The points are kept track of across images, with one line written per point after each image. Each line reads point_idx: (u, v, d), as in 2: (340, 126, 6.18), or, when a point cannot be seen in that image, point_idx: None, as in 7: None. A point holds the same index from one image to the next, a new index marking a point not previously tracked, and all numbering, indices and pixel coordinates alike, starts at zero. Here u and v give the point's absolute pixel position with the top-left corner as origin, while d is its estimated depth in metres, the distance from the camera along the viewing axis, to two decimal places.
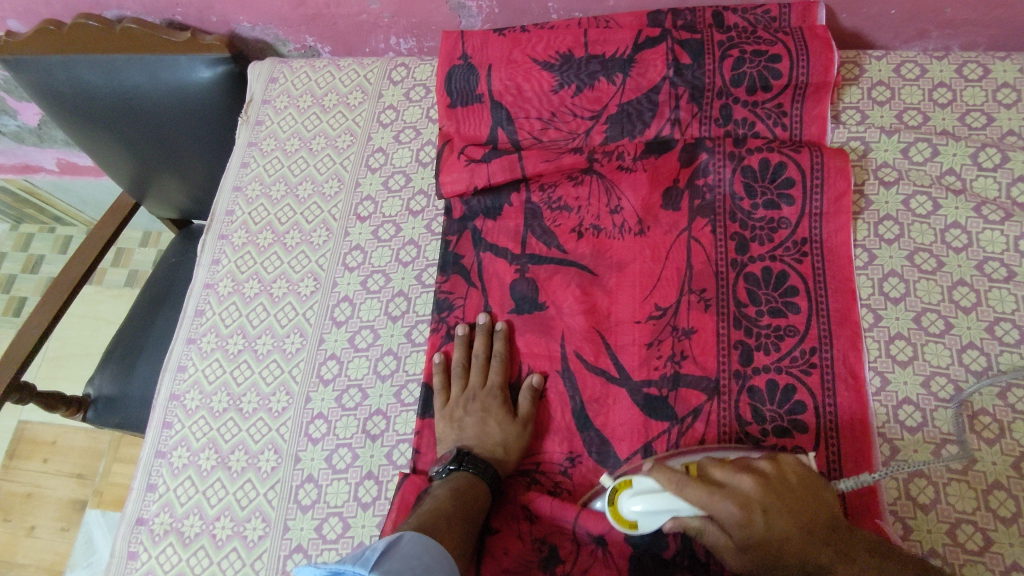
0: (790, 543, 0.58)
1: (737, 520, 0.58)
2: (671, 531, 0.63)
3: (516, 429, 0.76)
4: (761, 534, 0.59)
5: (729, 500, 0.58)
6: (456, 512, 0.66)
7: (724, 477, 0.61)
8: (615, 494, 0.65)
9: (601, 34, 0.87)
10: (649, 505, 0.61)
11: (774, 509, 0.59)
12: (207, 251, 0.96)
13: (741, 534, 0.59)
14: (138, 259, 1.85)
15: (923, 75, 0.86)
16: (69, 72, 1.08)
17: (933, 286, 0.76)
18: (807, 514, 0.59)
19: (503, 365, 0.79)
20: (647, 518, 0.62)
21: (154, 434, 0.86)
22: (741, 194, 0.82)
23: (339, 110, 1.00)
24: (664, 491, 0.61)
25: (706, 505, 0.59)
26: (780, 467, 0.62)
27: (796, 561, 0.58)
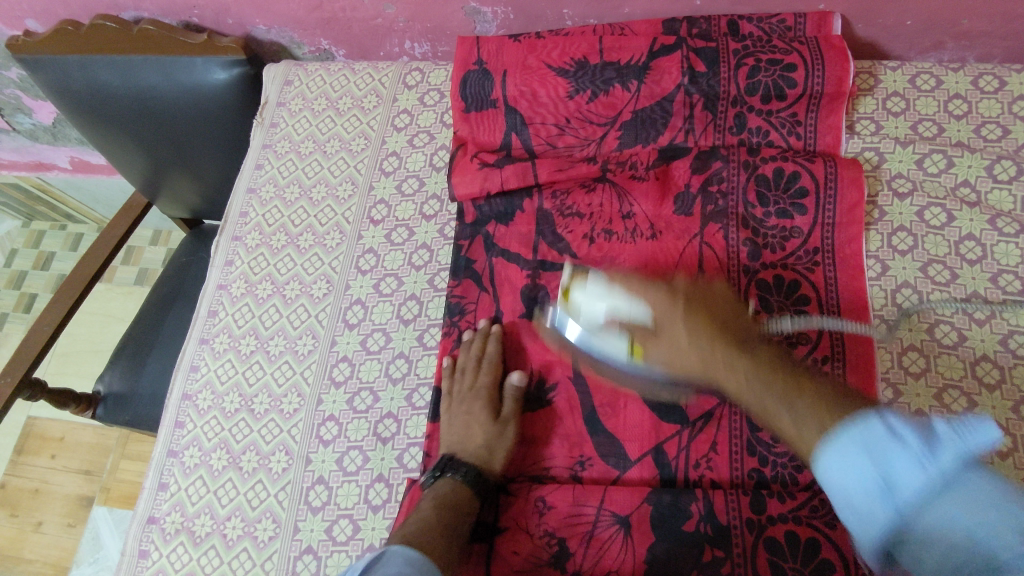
0: (692, 348, 0.68)
1: (655, 304, 0.71)
2: (609, 336, 0.72)
3: (498, 431, 0.77)
4: (669, 327, 0.70)
5: (660, 296, 0.72)
6: (439, 524, 0.67)
7: (659, 283, 0.73)
8: (569, 284, 0.76)
9: (616, 41, 0.88)
10: (591, 300, 0.73)
11: (693, 308, 0.70)
12: (220, 252, 0.96)
13: (664, 324, 0.70)
14: (148, 257, 1.86)
15: (939, 86, 0.86)
16: (85, 71, 1.09)
17: (947, 298, 0.76)
18: (726, 315, 0.70)
19: (492, 368, 0.80)
20: (590, 302, 0.73)
21: (166, 434, 0.86)
22: (754, 203, 0.82)
23: (353, 113, 1.01)
24: (618, 290, 0.73)
25: (637, 294, 0.72)
26: (713, 284, 0.73)
27: (708, 347, 0.67)
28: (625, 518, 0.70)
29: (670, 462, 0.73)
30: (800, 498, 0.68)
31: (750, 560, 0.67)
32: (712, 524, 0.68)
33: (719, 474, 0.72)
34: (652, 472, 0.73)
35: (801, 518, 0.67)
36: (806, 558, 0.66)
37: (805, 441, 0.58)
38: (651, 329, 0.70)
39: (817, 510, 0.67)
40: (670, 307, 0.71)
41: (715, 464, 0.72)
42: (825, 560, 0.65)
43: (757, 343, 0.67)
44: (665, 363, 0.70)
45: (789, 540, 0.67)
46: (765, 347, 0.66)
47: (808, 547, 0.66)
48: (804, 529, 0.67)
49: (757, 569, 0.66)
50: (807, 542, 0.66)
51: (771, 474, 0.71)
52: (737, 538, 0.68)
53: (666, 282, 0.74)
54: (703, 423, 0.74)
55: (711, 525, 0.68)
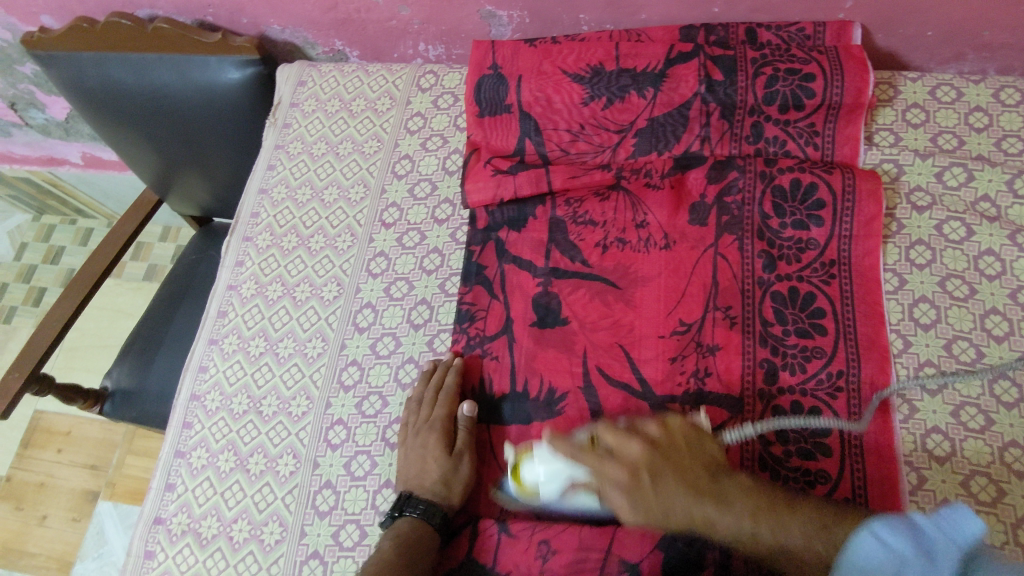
0: (670, 508, 0.62)
1: (625, 468, 0.64)
2: (568, 496, 0.68)
3: (454, 465, 0.75)
4: (657, 488, 0.62)
5: (622, 486, 0.63)
6: (396, 567, 0.67)
7: (614, 442, 0.66)
8: (518, 463, 0.70)
9: (632, 48, 0.87)
10: (551, 472, 0.67)
11: (662, 453, 0.65)
12: (231, 253, 0.96)
13: (636, 500, 0.63)
14: (157, 254, 1.86)
15: (959, 99, 0.85)
16: (99, 68, 1.09)
17: (965, 313, 0.75)
18: (689, 468, 0.64)
19: (448, 399, 0.78)
20: (546, 479, 0.67)
21: (173, 434, 0.86)
22: (770, 214, 0.81)
23: (367, 115, 1.00)
24: (560, 458, 0.66)
25: (593, 462, 0.65)
26: (666, 431, 0.67)
27: (690, 508, 0.62)
28: (634, 565, 0.68)
29: None
30: None
31: None
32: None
33: None
34: None
35: None
36: None
37: (813, 550, 0.58)
38: (613, 504, 0.64)
39: None
40: (638, 473, 0.63)
41: None
42: None
43: (726, 476, 0.63)
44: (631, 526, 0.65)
45: None
46: (728, 478, 0.63)
47: None
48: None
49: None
50: None
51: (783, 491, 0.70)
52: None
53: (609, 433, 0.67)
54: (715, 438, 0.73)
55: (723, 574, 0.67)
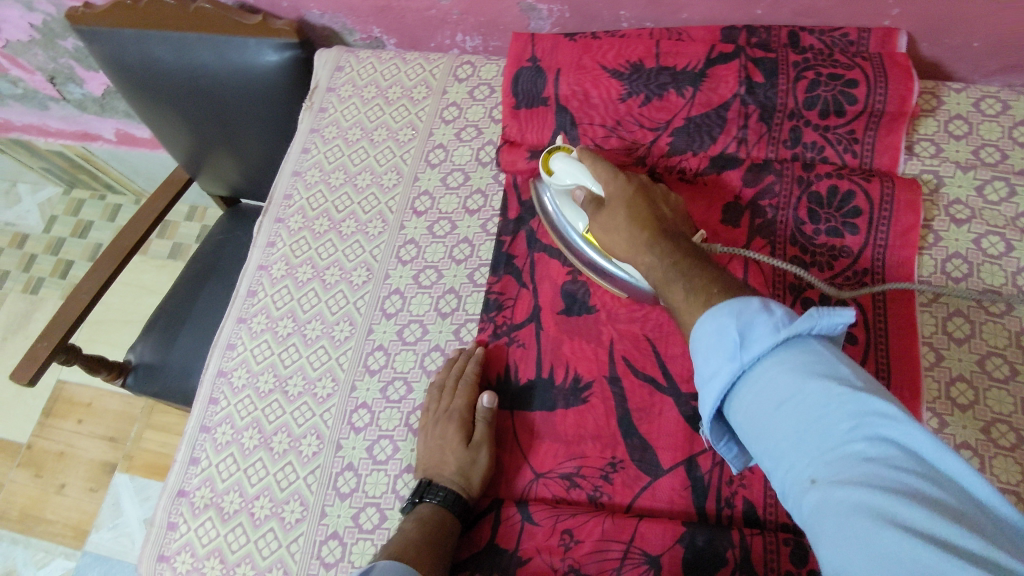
0: (626, 239, 0.69)
1: (615, 185, 0.71)
2: (574, 209, 0.77)
3: (471, 457, 0.75)
4: (615, 199, 0.71)
5: (618, 184, 0.71)
6: (422, 540, 0.69)
7: (613, 170, 0.73)
8: (552, 151, 0.79)
9: (674, 46, 0.87)
10: (570, 170, 0.75)
11: (643, 201, 0.69)
12: (263, 233, 0.97)
13: (610, 199, 0.71)
14: (183, 232, 1.88)
15: (1004, 112, 0.84)
16: (140, 46, 1.10)
17: (1000, 329, 0.74)
18: (667, 221, 0.68)
19: (468, 389, 0.78)
20: (564, 172, 0.75)
21: (199, 410, 0.87)
22: (805, 219, 0.81)
23: (402, 103, 1.01)
24: (584, 164, 0.75)
25: (598, 174, 0.73)
26: (666, 197, 0.72)
27: (635, 241, 0.67)
28: (655, 557, 0.69)
29: (703, 476, 0.72)
30: None
31: None
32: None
33: (753, 494, 0.71)
34: (684, 485, 0.72)
35: None
36: None
37: (690, 306, 0.58)
38: (600, 206, 0.72)
39: None
40: (620, 191, 0.71)
41: (749, 483, 0.71)
42: None
43: (688, 243, 0.66)
44: (607, 245, 0.72)
45: None
46: (687, 245, 0.65)
47: None
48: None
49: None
50: None
51: None
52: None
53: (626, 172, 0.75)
54: None
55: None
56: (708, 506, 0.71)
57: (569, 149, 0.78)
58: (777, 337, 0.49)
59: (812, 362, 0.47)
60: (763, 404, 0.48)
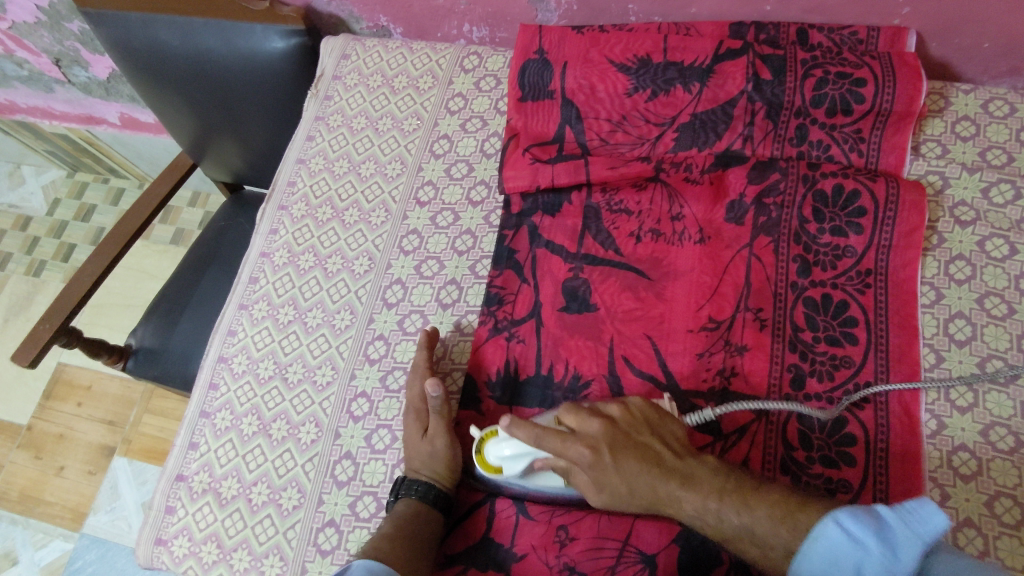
0: (637, 484, 0.66)
1: (586, 443, 0.67)
2: (537, 475, 0.71)
3: (427, 449, 0.75)
4: (605, 474, 0.66)
5: (587, 477, 0.67)
6: (400, 534, 0.69)
7: (581, 428, 0.68)
8: (480, 439, 0.73)
9: (682, 41, 0.86)
10: (516, 452, 0.69)
11: (623, 453, 0.66)
12: (266, 220, 0.97)
13: (586, 463, 0.67)
14: (185, 218, 1.88)
15: (1012, 114, 0.84)
16: (146, 30, 1.09)
17: (1001, 332, 0.74)
18: (663, 456, 0.67)
19: (415, 379, 0.78)
20: (511, 460, 0.70)
21: (199, 395, 0.87)
22: (809, 218, 0.81)
23: (408, 92, 1.00)
24: (524, 441, 0.68)
25: (558, 454, 0.67)
26: (628, 409, 0.70)
27: (647, 501, 0.66)
28: (650, 556, 0.69)
29: None
30: None
31: None
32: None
33: None
34: None
35: None
36: None
37: (768, 547, 0.61)
38: (580, 475, 0.68)
39: None
40: (598, 464, 0.66)
41: None
42: None
43: (678, 435, 0.69)
44: (598, 496, 0.68)
45: None
46: (690, 455, 0.67)
47: None
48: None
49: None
50: None
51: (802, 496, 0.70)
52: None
53: (571, 412, 0.70)
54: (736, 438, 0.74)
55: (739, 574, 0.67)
56: None
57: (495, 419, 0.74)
58: (887, 564, 0.55)
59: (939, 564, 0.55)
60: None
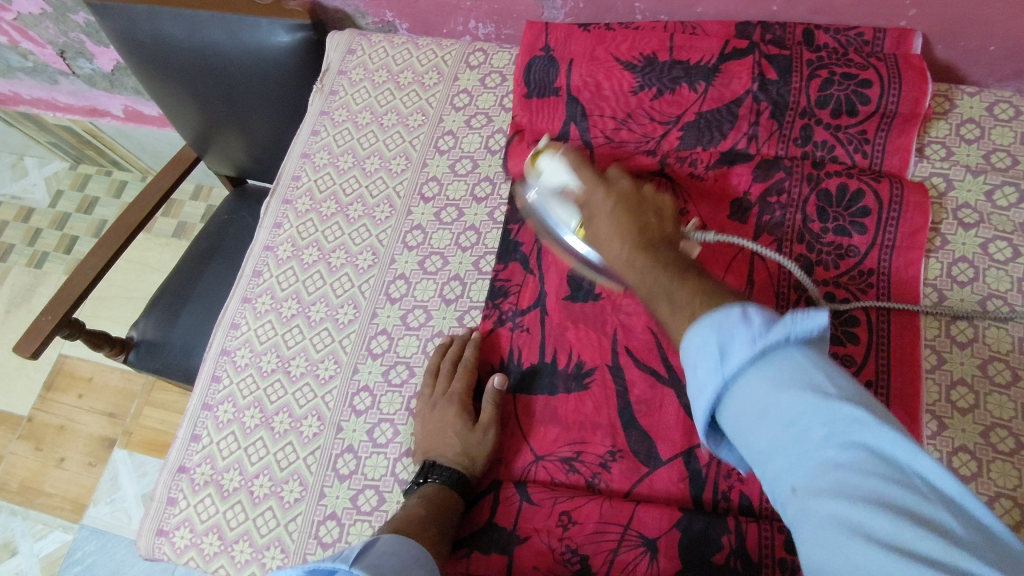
0: (616, 235, 0.65)
1: (599, 190, 0.70)
2: (564, 206, 0.75)
3: (477, 438, 0.75)
4: (598, 209, 0.69)
5: (595, 221, 0.69)
6: (425, 519, 0.69)
7: (612, 181, 0.72)
8: (540, 156, 0.80)
9: (687, 40, 0.87)
10: (557, 167, 0.76)
11: (622, 208, 0.67)
12: (270, 214, 0.97)
13: (593, 207, 0.70)
14: (188, 211, 1.88)
15: (1017, 117, 0.84)
16: (152, 23, 1.09)
17: (1003, 335, 0.74)
18: (655, 245, 0.63)
19: (467, 373, 0.79)
20: (552, 168, 0.77)
21: (202, 387, 0.87)
22: (813, 217, 0.81)
23: (413, 88, 1.00)
24: (561, 158, 0.76)
25: (576, 171, 0.74)
26: (656, 194, 0.70)
27: (619, 247, 0.64)
28: (652, 540, 0.69)
29: (701, 470, 0.73)
30: None
31: None
32: (741, 561, 0.67)
33: (749, 488, 0.71)
34: (682, 477, 0.73)
35: None
36: None
37: (675, 318, 0.54)
38: (587, 213, 0.71)
39: None
40: (596, 190, 0.70)
41: (747, 478, 0.72)
42: None
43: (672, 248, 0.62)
44: (595, 240, 0.70)
45: None
46: (667, 246, 0.63)
47: None
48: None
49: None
50: None
51: None
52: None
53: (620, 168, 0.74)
54: None
55: (740, 560, 0.67)
56: (704, 495, 0.72)
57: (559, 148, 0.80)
58: (756, 347, 0.43)
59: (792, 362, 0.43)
60: (746, 412, 0.44)
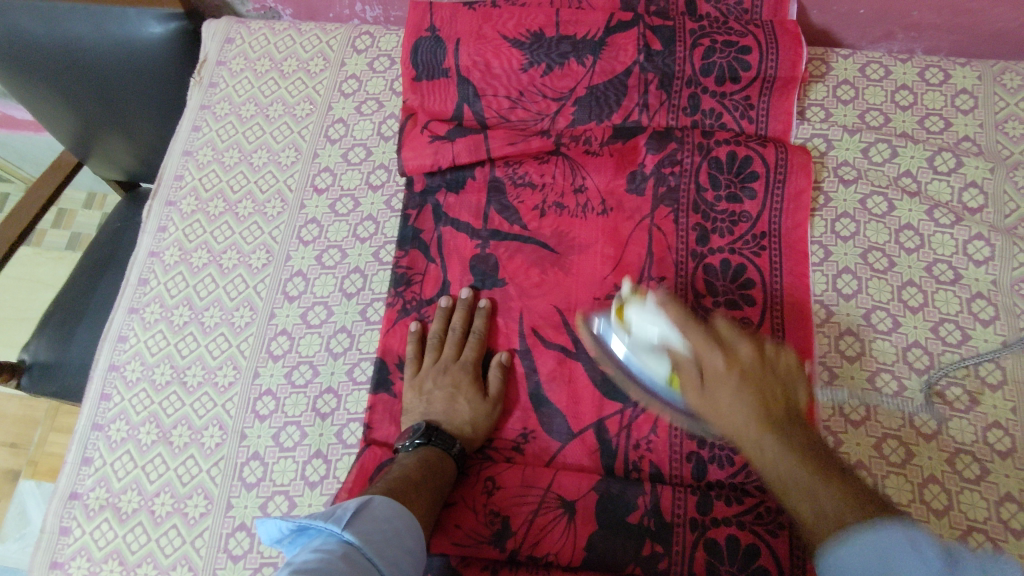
0: (738, 411, 0.60)
1: (724, 362, 0.62)
2: (654, 355, 0.67)
3: (485, 409, 0.74)
4: (721, 385, 0.62)
5: (703, 333, 0.64)
6: (424, 483, 0.66)
7: (727, 333, 0.65)
8: (625, 301, 0.70)
9: (573, 14, 0.86)
10: (655, 318, 0.66)
11: (754, 380, 0.62)
12: (153, 217, 0.91)
13: (709, 373, 0.63)
14: (80, 222, 1.76)
15: (887, 77, 0.87)
16: (3, 18, 0.98)
17: (884, 285, 0.78)
18: (772, 391, 0.62)
19: (480, 342, 0.78)
20: (644, 322, 0.67)
21: (90, 406, 0.82)
22: (705, 185, 0.82)
23: (298, 76, 0.96)
24: (665, 315, 0.66)
25: (679, 328, 0.65)
26: (778, 353, 0.64)
27: (752, 428, 0.60)
28: (570, 502, 0.70)
29: (612, 439, 0.73)
30: (746, 503, 0.69)
31: (687, 557, 0.67)
32: (656, 521, 0.68)
33: (659, 455, 0.72)
34: (593, 450, 0.73)
35: (745, 525, 0.67)
36: (742, 564, 0.66)
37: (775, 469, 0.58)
38: (703, 374, 0.63)
39: (761, 518, 0.67)
40: (727, 374, 0.62)
41: (656, 446, 0.73)
42: (761, 567, 0.66)
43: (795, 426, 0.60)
44: (704, 412, 0.63)
45: (729, 544, 0.67)
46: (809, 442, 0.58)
47: (747, 554, 0.66)
48: (746, 534, 0.67)
49: (692, 567, 0.67)
50: (746, 549, 0.66)
51: (708, 456, 0.71)
52: (677, 536, 0.68)
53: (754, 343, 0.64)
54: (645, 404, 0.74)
55: (653, 521, 0.69)
56: (617, 465, 0.73)
57: (644, 292, 0.70)
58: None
59: (881, 547, 0.47)
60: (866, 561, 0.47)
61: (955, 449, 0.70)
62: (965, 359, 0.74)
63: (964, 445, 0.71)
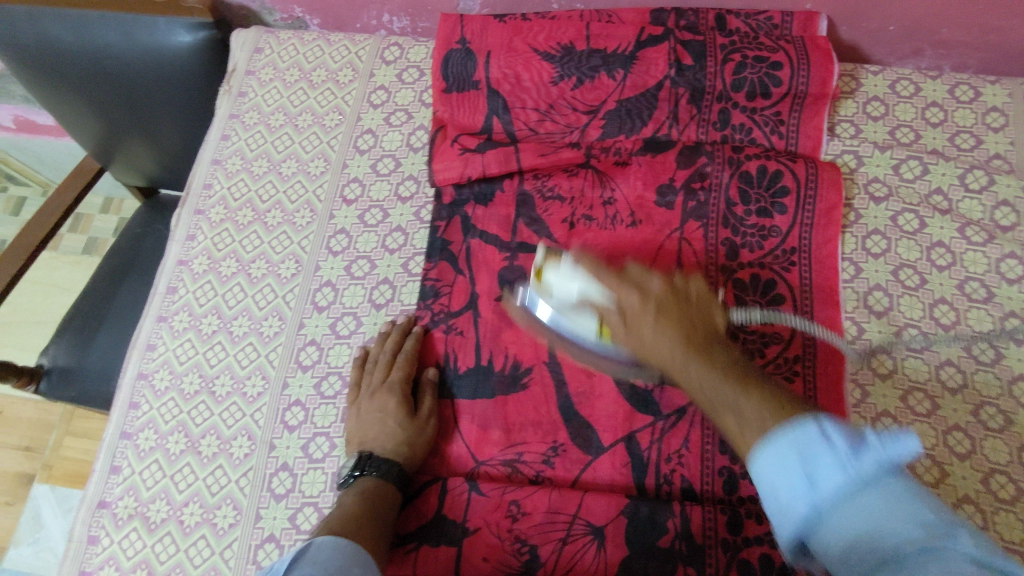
0: (662, 342, 0.60)
1: (632, 296, 0.63)
2: (576, 315, 0.69)
3: (416, 429, 0.74)
4: (638, 321, 0.62)
5: (611, 275, 0.65)
6: (366, 514, 0.67)
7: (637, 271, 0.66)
8: (542, 266, 0.73)
9: (604, 28, 0.86)
10: (568, 276, 0.69)
11: (669, 313, 0.61)
12: (182, 226, 0.92)
13: (630, 320, 0.63)
14: (97, 226, 1.76)
15: (917, 93, 0.88)
16: (35, 25, 1.00)
17: (916, 302, 0.78)
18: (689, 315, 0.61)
19: (408, 362, 0.77)
20: (562, 283, 0.69)
21: (119, 414, 0.82)
22: (735, 200, 0.82)
23: (328, 86, 0.97)
24: (579, 269, 0.68)
25: (609, 284, 0.65)
26: (688, 283, 0.64)
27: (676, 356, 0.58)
28: (599, 528, 0.70)
29: (643, 454, 0.73)
30: None
31: None
32: (686, 543, 0.68)
33: (690, 471, 0.72)
34: (625, 465, 0.73)
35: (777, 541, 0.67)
36: None
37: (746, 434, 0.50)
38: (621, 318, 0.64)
39: None
40: (643, 309, 0.62)
41: (687, 461, 0.72)
42: None
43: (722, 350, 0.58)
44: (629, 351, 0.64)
45: (763, 564, 0.66)
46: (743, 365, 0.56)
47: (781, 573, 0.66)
48: (778, 553, 0.67)
49: None
50: (781, 567, 0.66)
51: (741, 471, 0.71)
52: (711, 558, 0.67)
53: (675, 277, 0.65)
54: (676, 418, 0.74)
55: (685, 543, 0.68)
56: (647, 481, 0.72)
57: (560, 255, 0.72)
58: (848, 475, 0.42)
59: (799, 440, 0.45)
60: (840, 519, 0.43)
61: (990, 470, 0.70)
62: (999, 378, 0.74)
63: (999, 465, 0.70)
